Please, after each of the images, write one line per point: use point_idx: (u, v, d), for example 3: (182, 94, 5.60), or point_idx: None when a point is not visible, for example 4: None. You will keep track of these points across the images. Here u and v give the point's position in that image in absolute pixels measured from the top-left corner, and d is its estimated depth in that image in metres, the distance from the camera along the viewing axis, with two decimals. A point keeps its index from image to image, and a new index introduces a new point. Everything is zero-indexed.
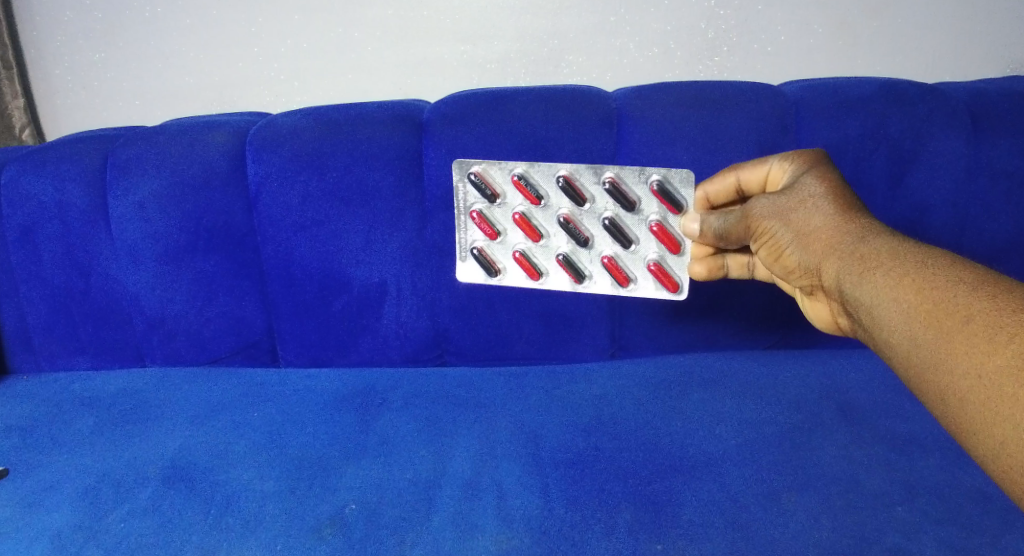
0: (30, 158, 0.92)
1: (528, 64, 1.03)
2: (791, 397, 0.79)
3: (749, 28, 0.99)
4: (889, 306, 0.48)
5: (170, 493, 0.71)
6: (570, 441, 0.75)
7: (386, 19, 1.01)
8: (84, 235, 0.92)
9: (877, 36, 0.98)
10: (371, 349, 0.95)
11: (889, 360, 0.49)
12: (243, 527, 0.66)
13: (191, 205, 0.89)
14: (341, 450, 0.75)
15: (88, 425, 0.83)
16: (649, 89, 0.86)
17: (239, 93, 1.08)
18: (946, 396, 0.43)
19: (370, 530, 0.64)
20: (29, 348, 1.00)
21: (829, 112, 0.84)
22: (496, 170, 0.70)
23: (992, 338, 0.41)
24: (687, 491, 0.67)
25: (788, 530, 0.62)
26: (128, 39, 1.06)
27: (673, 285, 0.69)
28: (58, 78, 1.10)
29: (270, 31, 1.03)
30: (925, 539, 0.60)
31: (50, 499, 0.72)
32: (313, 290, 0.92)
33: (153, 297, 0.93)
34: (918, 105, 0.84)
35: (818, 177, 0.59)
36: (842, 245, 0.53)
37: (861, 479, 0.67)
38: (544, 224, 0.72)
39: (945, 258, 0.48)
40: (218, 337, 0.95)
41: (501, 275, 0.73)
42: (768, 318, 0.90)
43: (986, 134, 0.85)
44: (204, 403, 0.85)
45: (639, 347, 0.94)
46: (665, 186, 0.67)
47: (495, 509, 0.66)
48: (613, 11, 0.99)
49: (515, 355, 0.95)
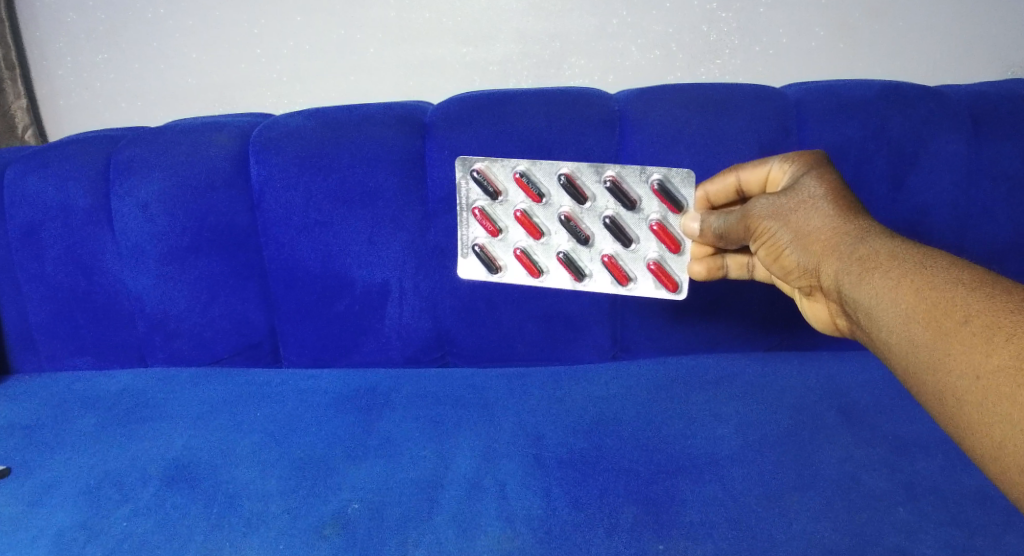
0: (33, 158, 0.92)
1: (529, 65, 1.03)
2: (792, 398, 0.80)
3: (750, 30, 0.99)
4: (888, 306, 0.48)
5: (172, 493, 0.71)
6: (572, 440, 0.75)
7: (388, 20, 1.02)
8: (86, 235, 0.92)
9: (877, 38, 0.99)
10: (373, 350, 0.95)
11: (888, 361, 0.49)
12: (245, 527, 0.66)
13: (193, 205, 0.89)
14: (343, 450, 0.75)
15: (89, 425, 0.83)
16: (651, 91, 0.87)
17: (240, 94, 1.08)
18: (944, 396, 0.43)
19: (373, 530, 0.65)
20: (31, 348, 1.00)
21: (829, 113, 0.85)
22: (498, 167, 0.71)
23: (990, 338, 0.42)
24: (689, 491, 0.67)
25: (790, 531, 0.62)
26: (128, 40, 1.06)
27: (672, 284, 0.70)
28: (60, 79, 1.10)
29: (271, 32, 1.03)
30: (926, 540, 0.61)
31: (52, 498, 0.72)
32: (315, 290, 0.92)
33: (155, 296, 0.93)
34: (919, 107, 0.85)
35: (818, 177, 0.59)
36: (841, 246, 0.54)
37: (862, 479, 0.67)
38: (545, 221, 0.72)
39: (944, 259, 0.48)
40: (220, 337, 0.95)
41: (502, 272, 0.73)
42: (769, 319, 0.91)
43: (986, 137, 0.85)
44: (205, 403, 0.85)
45: (640, 348, 0.94)
46: (666, 186, 0.67)
47: (497, 509, 0.67)
48: (614, 13, 0.99)
49: (516, 356, 0.95)
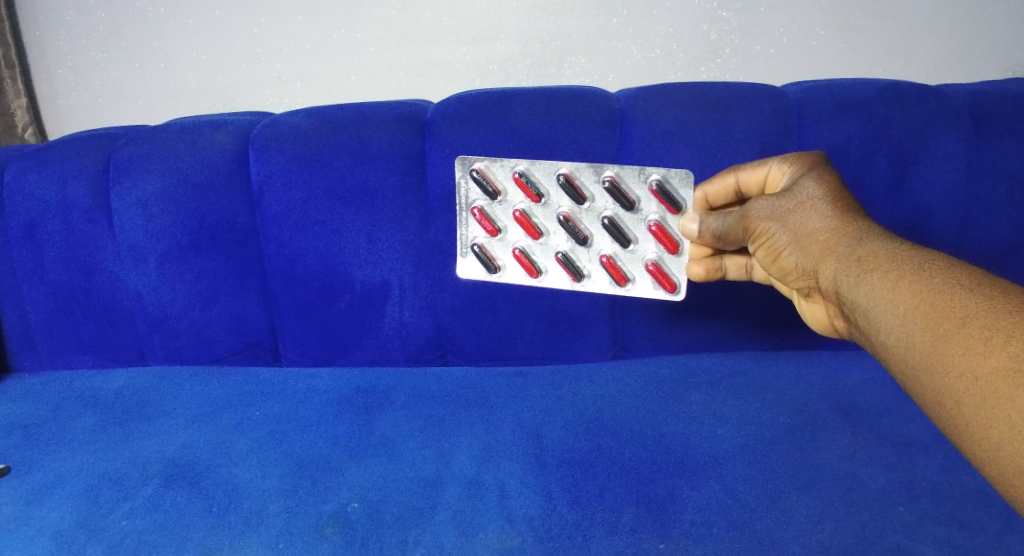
0: (33, 157, 0.92)
1: (530, 65, 1.03)
2: (792, 398, 0.80)
3: (750, 30, 0.99)
4: (886, 308, 0.48)
5: (172, 492, 0.71)
6: (573, 440, 0.75)
7: (389, 21, 1.02)
8: (87, 234, 0.92)
9: (878, 38, 0.99)
10: (373, 349, 0.95)
11: (886, 362, 0.49)
12: (244, 526, 0.66)
13: (193, 204, 0.89)
14: (343, 449, 0.75)
15: (89, 424, 0.83)
16: (652, 90, 0.87)
17: (241, 93, 1.08)
18: (942, 397, 0.43)
19: (373, 529, 0.65)
20: (31, 346, 1.00)
21: (830, 113, 0.85)
22: (497, 167, 0.71)
23: (988, 340, 0.41)
24: (690, 491, 0.67)
25: (790, 530, 0.62)
26: (129, 40, 1.06)
27: (671, 285, 0.70)
28: (61, 78, 1.10)
29: (272, 32, 1.03)
30: (926, 539, 0.61)
31: (52, 496, 0.72)
32: (315, 289, 0.92)
33: (155, 295, 0.93)
34: (919, 106, 0.85)
35: (817, 178, 0.59)
36: (839, 247, 0.54)
37: (863, 479, 0.67)
38: (544, 221, 0.72)
39: (943, 261, 0.48)
40: (220, 336, 0.95)
41: (500, 272, 0.73)
42: (769, 319, 0.91)
43: (987, 136, 0.85)
44: (205, 403, 0.85)
45: (640, 347, 0.94)
46: (665, 186, 0.68)
47: (497, 508, 0.67)
48: (615, 13, 0.99)
49: (517, 355, 0.95)
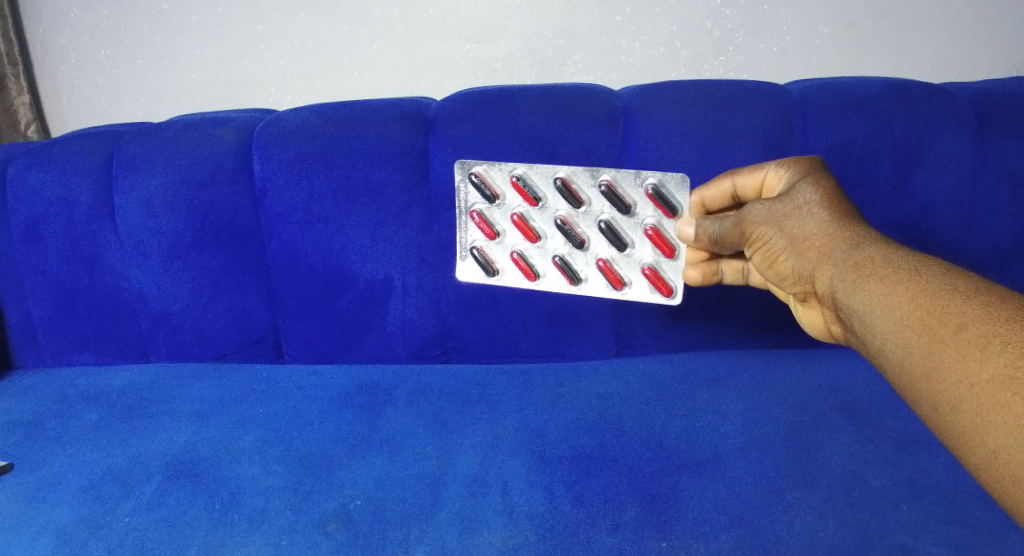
0: (38, 154, 0.93)
1: (534, 62, 1.03)
2: (794, 397, 0.79)
3: (755, 27, 0.99)
4: (882, 314, 0.48)
5: (175, 489, 0.71)
6: (574, 438, 0.75)
7: (393, 17, 1.01)
8: (89, 232, 0.93)
9: (883, 37, 0.98)
10: (377, 345, 0.95)
11: (883, 368, 0.49)
12: (249, 523, 0.66)
13: (196, 201, 0.90)
14: (346, 446, 0.76)
15: (93, 421, 0.84)
16: (656, 87, 0.86)
17: (245, 91, 1.08)
18: (938, 404, 0.43)
19: (375, 526, 0.65)
20: (34, 343, 1.01)
21: (834, 111, 0.84)
22: (495, 170, 0.71)
23: (984, 347, 0.42)
24: (692, 489, 0.67)
25: (792, 529, 0.62)
26: (133, 36, 1.06)
27: (667, 289, 0.69)
28: (63, 74, 1.11)
29: (276, 28, 1.03)
30: (929, 538, 0.61)
31: (56, 494, 0.73)
32: (319, 285, 0.92)
33: (158, 292, 0.94)
34: (924, 105, 0.84)
35: (814, 183, 0.59)
36: (835, 253, 0.54)
37: (865, 480, 0.67)
38: (542, 225, 0.72)
39: (940, 266, 0.48)
40: (224, 332, 0.96)
41: (498, 276, 0.73)
42: (772, 317, 0.91)
43: (991, 135, 0.85)
44: (209, 400, 0.86)
45: (643, 346, 0.94)
46: (661, 190, 0.67)
47: (501, 506, 0.67)
48: (619, 11, 0.99)
49: (520, 353, 0.95)
